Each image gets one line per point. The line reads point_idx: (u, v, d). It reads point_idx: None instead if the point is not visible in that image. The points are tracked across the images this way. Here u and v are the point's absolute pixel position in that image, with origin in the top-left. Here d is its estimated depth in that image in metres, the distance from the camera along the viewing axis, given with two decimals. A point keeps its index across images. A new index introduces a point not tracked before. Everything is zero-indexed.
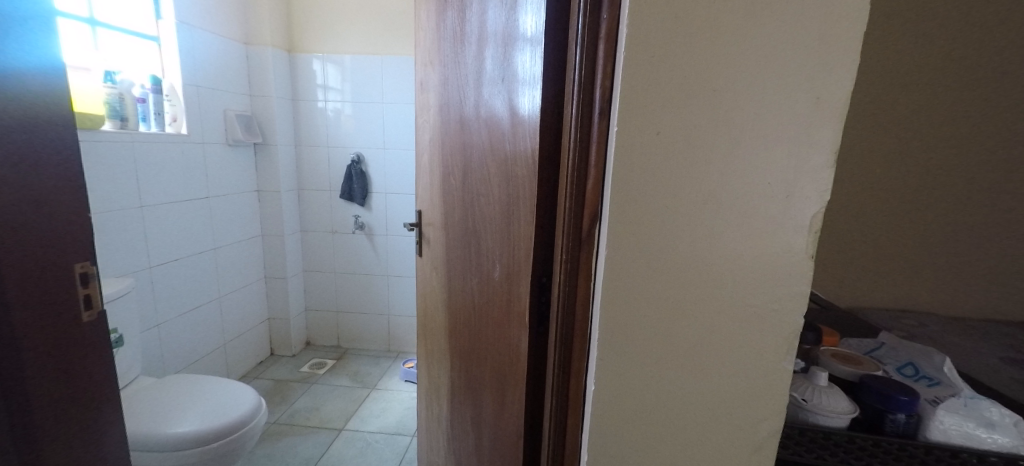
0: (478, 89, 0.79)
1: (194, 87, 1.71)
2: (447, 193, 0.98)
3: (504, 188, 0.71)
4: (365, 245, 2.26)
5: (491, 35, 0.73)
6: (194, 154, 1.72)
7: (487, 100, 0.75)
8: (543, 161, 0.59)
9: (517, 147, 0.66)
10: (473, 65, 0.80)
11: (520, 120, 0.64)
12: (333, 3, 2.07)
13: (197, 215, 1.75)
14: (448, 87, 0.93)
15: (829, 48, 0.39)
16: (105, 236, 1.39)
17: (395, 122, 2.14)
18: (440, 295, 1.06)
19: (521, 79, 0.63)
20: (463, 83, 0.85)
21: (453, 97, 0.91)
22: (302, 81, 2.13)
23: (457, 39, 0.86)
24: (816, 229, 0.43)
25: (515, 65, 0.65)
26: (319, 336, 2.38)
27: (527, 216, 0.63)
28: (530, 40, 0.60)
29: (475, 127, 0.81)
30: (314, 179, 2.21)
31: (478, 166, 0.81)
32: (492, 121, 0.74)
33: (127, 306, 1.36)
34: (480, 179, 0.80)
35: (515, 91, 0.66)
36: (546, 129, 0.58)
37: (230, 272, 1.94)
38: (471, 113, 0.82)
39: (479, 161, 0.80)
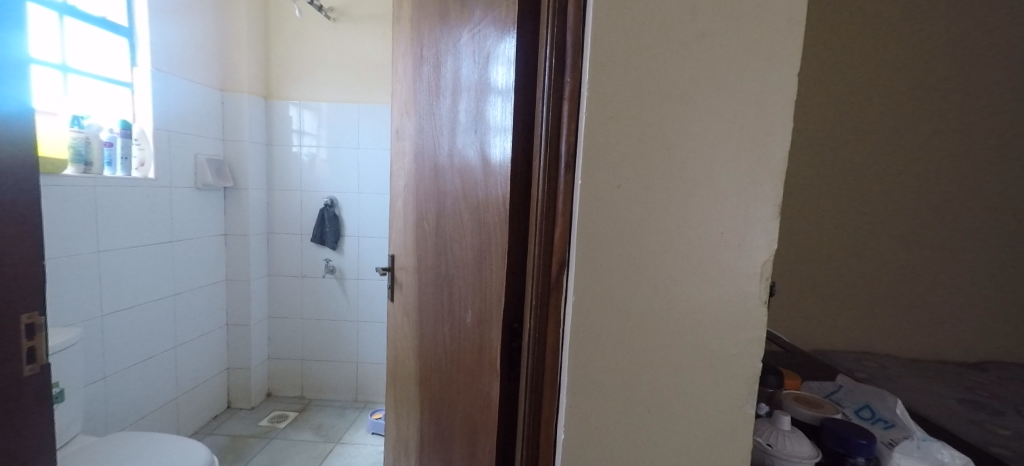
0: (451, 140, 0.82)
1: (166, 131, 1.69)
2: (420, 239, 0.99)
3: (476, 233, 0.73)
4: (335, 290, 2.21)
5: (464, 88, 0.77)
6: (160, 197, 1.68)
7: (461, 149, 0.78)
8: (514, 209, 0.61)
9: (489, 193, 0.68)
10: (448, 116, 0.83)
11: (491, 168, 0.67)
12: (311, 54, 2.14)
13: (157, 260, 1.68)
14: (423, 135, 0.96)
15: (765, 112, 0.44)
16: (59, 281, 1.33)
17: (370, 167, 2.17)
18: (411, 341, 1.04)
19: (494, 130, 0.67)
20: (439, 131, 0.88)
21: (428, 145, 0.93)
22: (278, 126, 2.15)
23: (433, 91, 0.90)
24: (767, 275, 0.45)
25: (488, 118, 0.69)
26: (281, 386, 2.26)
27: (498, 262, 0.65)
28: (501, 95, 0.64)
29: (448, 173, 0.84)
30: (285, 222, 2.18)
31: (451, 214, 0.82)
32: (465, 168, 0.77)
33: (72, 357, 1.27)
34: (453, 225, 0.82)
35: (488, 140, 0.69)
36: (517, 178, 0.60)
37: (189, 319, 1.85)
38: (446, 160, 0.84)
39: (452, 209, 0.82)
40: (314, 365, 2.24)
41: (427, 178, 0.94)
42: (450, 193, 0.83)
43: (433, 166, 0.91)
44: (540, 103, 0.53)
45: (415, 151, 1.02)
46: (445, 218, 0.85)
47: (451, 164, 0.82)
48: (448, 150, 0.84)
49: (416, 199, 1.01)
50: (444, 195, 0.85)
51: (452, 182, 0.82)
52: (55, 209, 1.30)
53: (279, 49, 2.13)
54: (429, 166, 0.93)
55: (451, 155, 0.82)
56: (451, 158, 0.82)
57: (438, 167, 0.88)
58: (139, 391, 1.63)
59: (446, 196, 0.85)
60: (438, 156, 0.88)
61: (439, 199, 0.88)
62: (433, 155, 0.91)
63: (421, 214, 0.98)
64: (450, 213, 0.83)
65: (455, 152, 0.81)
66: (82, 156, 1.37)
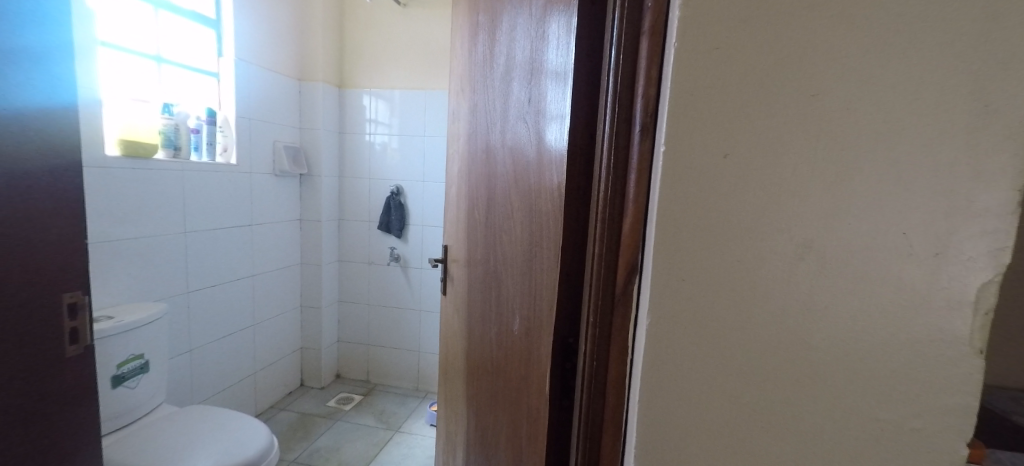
0: (503, 118, 0.70)
1: (246, 119, 1.78)
2: (470, 231, 0.89)
3: (527, 224, 0.60)
4: (400, 279, 2.22)
5: (518, 55, 0.65)
6: (240, 181, 1.76)
7: (513, 130, 0.66)
8: (573, 193, 0.48)
9: (541, 180, 0.55)
10: (500, 89, 0.72)
11: (544, 149, 0.55)
12: (382, 41, 2.14)
13: (238, 242, 1.78)
14: (476, 116, 0.86)
15: (997, 31, 0.26)
16: (150, 257, 1.44)
17: (437, 154, 2.13)
18: (460, 339, 0.95)
19: (550, 102, 0.54)
20: (491, 111, 0.77)
21: (481, 125, 0.83)
22: (350, 115, 2.19)
23: (486, 66, 0.79)
24: (986, 308, 0.27)
25: (544, 89, 0.56)
26: (349, 369, 2.33)
27: (550, 260, 0.52)
28: (561, 56, 0.51)
29: (500, 156, 0.72)
30: (355, 210, 2.22)
31: (502, 203, 0.71)
32: (517, 150, 0.64)
33: (157, 331, 1.36)
34: (503, 214, 0.70)
35: (542, 116, 0.56)
36: (577, 155, 0.47)
37: (266, 300, 1.95)
38: (496, 144, 0.73)
39: (502, 196, 0.70)
40: (378, 351, 2.29)
41: (478, 163, 0.84)
42: (500, 178, 0.71)
43: (484, 150, 0.80)
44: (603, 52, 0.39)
45: (468, 134, 0.92)
46: (495, 207, 0.74)
47: (503, 144, 0.70)
48: (499, 129, 0.72)
49: (467, 188, 0.92)
50: (495, 181, 0.74)
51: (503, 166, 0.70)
52: (146, 192, 1.40)
53: (353, 38, 2.16)
54: (481, 152, 0.83)
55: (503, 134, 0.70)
56: (503, 137, 0.70)
57: (490, 149, 0.77)
58: (220, 364, 1.75)
59: (497, 182, 0.73)
60: (489, 137, 0.77)
61: (490, 185, 0.77)
62: (485, 138, 0.80)
63: (472, 204, 0.88)
64: (501, 201, 0.71)
65: (506, 130, 0.69)
66: (172, 142, 1.46)
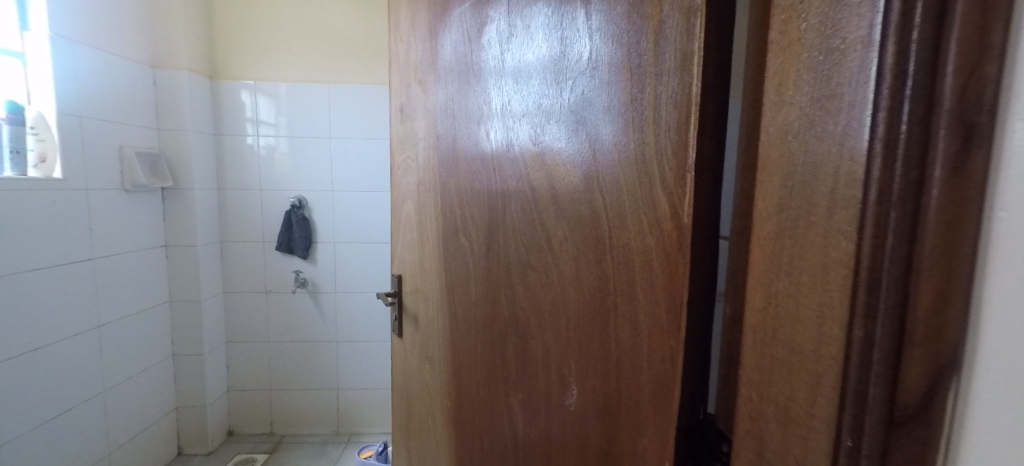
0: (517, 121, 0.55)
1: (76, 118, 1.29)
2: (455, 263, 0.71)
3: (578, 263, 0.45)
4: (309, 306, 1.87)
5: (537, 39, 0.51)
6: (74, 204, 1.28)
7: (528, 141, 0.52)
8: (699, 226, 0.34)
9: (608, 202, 0.41)
10: (504, 81, 0.57)
11: (604, 167, 0.41)
12: (263, 25, 1.76)
13: (73, 286, 1.29)
14: (453, 117, 0.69)
15: None
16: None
17: (346, 159, 1.83)
18: (443, 390, 0.77)
19: (614, 103, 0.40)
20: (484, 114, 0.62)
21: (464, 125, 0.66)
22: (228, 114, 1.77)
23: (473, 55, 0.63)
24: None
25: (592, 89, 0.43)
26: (245, 423, 1.90)
27: (651, 321, 0.38)
28: (641, 43, 0.37)
29: (505, 164, 0.57)
30: (243, 227, 1.82)
31: (524, 231, 0.54)
32: (543, 157, 0.50)
33: None
34: (522, 243, 0.54)
35: (591, 120, 0.43)
36: (706, 170, 0.33)
37: (122, 356, 1.46)
38: (497, 156, 0.58)
39: (525, 221, 0.53)
40: (285, 396, 1.90)
41: (466, 177, 0.66)
42: (519, 197, 0.54)
43: (476, 161, 0.64)
44: (807, 16, 0.26)
45: (438, 138, 0.75)
46: (511, 235, 0.56)
47: (522, 153, 0.53)
48: (512, 132, 0.55)
49: (445, 205, 0.73)
50: (508, 200, 0.56)
51: (523, 183, 0.53)
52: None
53: (226, 18, 1.75)
54: (464, 163, 0.67)
55: (518, 141, 0.54)
56: (520, 145, 0.54)
57: (494, 158, 0.59)
58: (55, 459, 1.25)
59: (512, 202, 0.56)
60: (489, 145, 0.60)
61: (496, 205, 0.59)
62: (473, 146, 0.64)
63: (457, 228, 0.69)
64: (522, 227, 0.54)
65: (528, 135, 0.52)
66: None
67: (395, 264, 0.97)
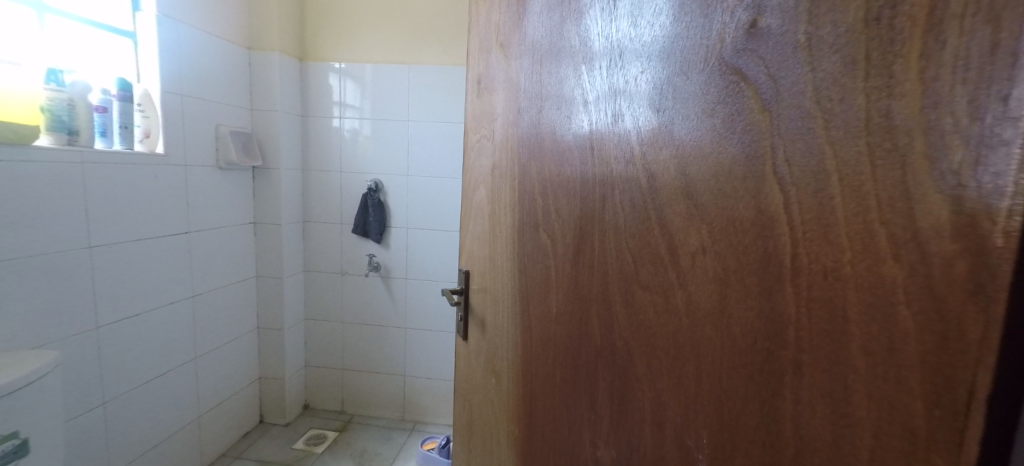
0: (626, 82, 0.40)
1: (178, 95, 1.35)
2: (532, 264, 0.58)
3: (728, 288, 0.30)
4: (381, 290, 1.87)
5: None
6: (174, 178, 1.34)
7: (641, 112, 0.38)
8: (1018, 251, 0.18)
9: (797, 195, 0.25)
10: (612, 27, 0.42)
11: (793, 139, 0.26)
12: (351, 7, 1.76)
13: (172, 257, 1.35)
14: (537, 87, 0.56)
15: None
16: (48, 288, 1.02)
17: (423, 143, 1.79)
18: (510, 415, 0.64)
19: (828, 32, 0.24)
20: (578, 81, 0.48)
21: (554, 93, 0.53)
22: (315, 96, 1.80)
23: (569, 3, 0.49)
24: None
25: (769, 16, 0.27)
26: (319, 398, 1.96)
27: (879, 408, 0.22)
28: None
29: (609, 141, 0.42)
30: (324, 209, 1.85)
31: (634, 233, 0.39)
32: (674, 129, 0.34)
33: (50, 394, 0.87)
34: (629, 248, 0.39)
35: (771, 66, 0.27)
36: None
37: (213, 326, 1.54)
38: (592, 134, 0.45)
39: (636, 220, 0.39)
40: (355, 377, 1.93)
41: (553, 160, 0.53)
42: (628, 186, 0.40)
43: (566, 141, 0.50)
44: None
45: (517, 114, 0.62)
46: (612, 236, 0.42)
47: (636, 126, 0.38)
48: (620, 97, 0.41)
49: (523, 195, 0.60)
50: (611, 189, 0.42)
51: (637, 167, 0.38)
52: (35, 191, 0.98)
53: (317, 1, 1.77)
54: (548, 144, 0.54)
55: (629, 109, 0.39)
56: (633, 114, 0.39)
57: (593, 135, 0.45)
58: (152, 418, 1.32)
59: (616, 192, 0.41)
60: (586, 119, 0.46)
61: (594, 196, 0.45)
62: (561, 123, 0.51)
63: (537, 224, 0.56)
64: (630, 227, 0.39)
65: (646, 100, 0.37)
66: (65, 123, 1.02)
67: (462, 258, 0.87)
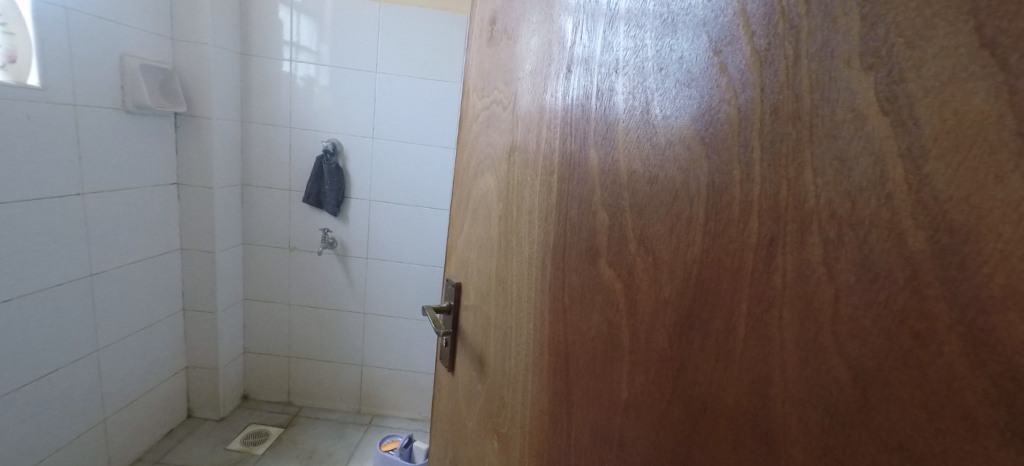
0: (875, 26, 0.20)
1: (60, 8, 1.00)
2: (582, 311, 0.38)
3: None
4: (337, 270, 1.62)
5: None
6: (56, 120, 1.02)
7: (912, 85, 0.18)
8: None
9: None
10: None
11: None
12: None
13: (56, 224, 1.04)
14: (608, 32, 0.36)
15: None
16: None
17: (393, 101, 1.51)
18: None
19: None
20: (709, 24, 0.27)
21: (651, 44, 0.32)
22: (259, 32, 1.46)
23: None
24: None
25: None
26: (261, 388, 1.72)
27: None
28: None
29: (793, 144, 0.23)
30: (269, 172, 1.56)
31: (867, 333, 0.20)
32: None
33: None
34: (837, 352, 0.21)
35: None
36: None
37: (121, 310, 1.25)
38: (748, 122, 0.25)
39: (874, 309, 0.20)
40: (303, 365, 1.70)
41: (641, 159, 0.32)
42: (856, 237, 0.20)
43: (674, 128, 0.30)
44: None
45: (562, 74, 0.41)
46: (790, 321, 0.23)
47: (903, 121, 0.19)
48: (848, 62, 0.21)
49: (567, 204, 0.40)
50: (798, 234, 0.23)
51: (894, 204, 0.19)
52: None
53: None
54: (626, 127, 0.34)
55: (880, 85, 0.19)
56: (893, 95, 0.19)
57: (752, 126, 0.25)
58: (37, 425, 1.05)
59: (813, 241, 0.22)
60: (733, 96, 0.26)
61: (745, 238, 0.25)
62: (661, 95, 0.31)
63: (596, 253, 0.37)
64: (854, 320, 0.20)
65: (946, 69, 0.17)
66: None
67: (454, 267, 0.67)
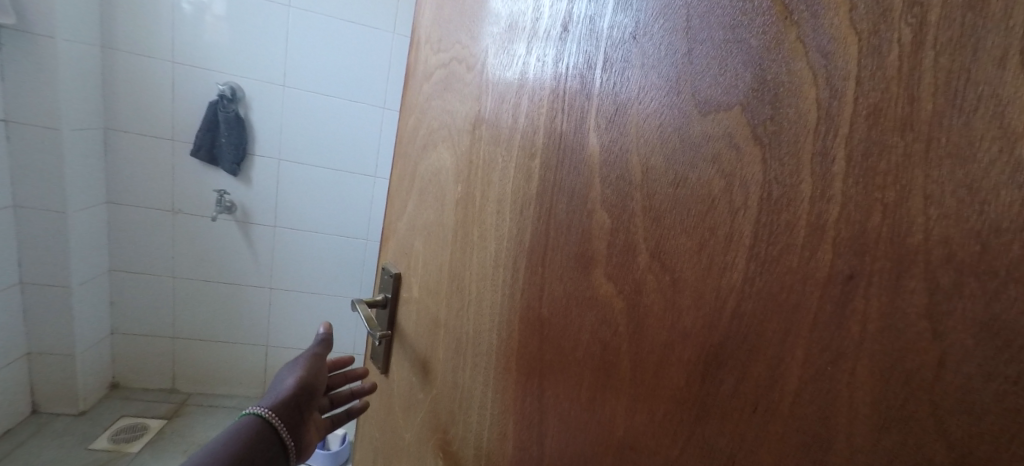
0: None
1: None
2: (566, 329, 0.32)
3: None
4: (235, 238, 1.40)
5: None
6: None
7: None
8: None
9: None
10: None
11: None
12: None
13: None
14: None
15: None
16: None
17: (308, 45, 1.30)
18: None
19: None
20: None
21: (685, 8, 0.25)
22: None
23: None
24: None
25: None
26: (136, 374, 1.46)
27: None
28: None
29: (901, 166, 0.18)
30: (144, 116, 1.27)
31: (980, 410, 0.16)
32: None
33: None
34: (935, 432, 0.17)
35: None
36: None
37: None
38: (832, 126, 0.19)
39: (996, 383, 0.16)
40: (192, 346, 1.47)
41: (662, 154, 0.26)
42: (982, 290, 0.16)
43: (715, 119, 0.24)
44: None
45: (554, 33, 0.33)
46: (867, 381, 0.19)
47: None
48: (1001, 61, 0.16)
49: (553, 197, 0.33)
50: (892, 275, 0.18)
51: None
52: None
53: None
54: (645, 110, 0.27)
55: None
56: None
57: (836, 129, 0.19)
58: None
59: (913, 287, 0.17)
60: (810, 87, 0.20)
61: (809, 270, 0.20)
62: (700, 74, 0.24)
63: (590, 262, 0.30)
64: (963, 392, 0.16)
65: None
66: None
67: (395, 259, 0.58)
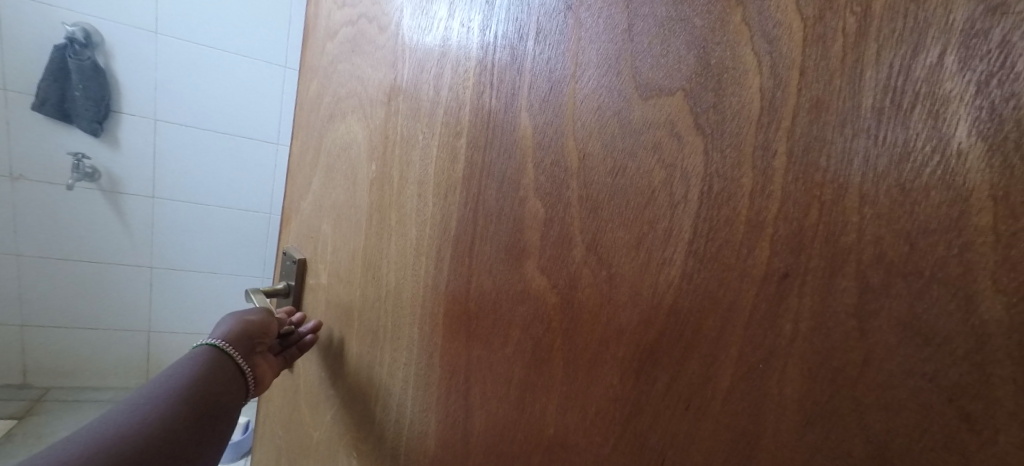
0: (999, 15, 0.14)
1: None
2: (496, 324, 0.30)
3: None
4: None
5: None
6: None
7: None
8: None
9: None
10: None
11: None
12: None
13: None
14: None
15: None
16: None
17: None
18: None
19: None
20: None
21: None
22: None
23: None
24: None
25: None
26: None
27: None
28: None
29: (840, 164, 0.17)
30: None
31: (898, 406, 0.16)
32: None
33: None
34: (854, 430, 0.17)
35: None
36: None
37: None
38: (776, 119, 0.18)
39: (914, 380, 0.16)
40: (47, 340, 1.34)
41: (600, 139, 0.24)
42: (908, 290, 0.16)
43: (656, 104, 0.22)
44: None
45: None
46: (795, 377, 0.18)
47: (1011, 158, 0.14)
48: (940, 57, 0.15)
49: (480, 182, 0.30)
50: (825, 273, 0.18)
51: (968, 259, 0.15)
52: None
53: None
54: (583, 89, 0.25)
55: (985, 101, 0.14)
56: (998, 117, 0.14)
57: (779, 122, 0.18)
58: None
59: (845, 287, 0.17)
60: (755, 76, 0.19)
61: (746, 267, 0.20)
62: (641, 53, 0.22)
63: (521, 254, 0.28)
64: (884, 389, 0.16)
65: None
66: None
67: (300, 246, 0.52)
